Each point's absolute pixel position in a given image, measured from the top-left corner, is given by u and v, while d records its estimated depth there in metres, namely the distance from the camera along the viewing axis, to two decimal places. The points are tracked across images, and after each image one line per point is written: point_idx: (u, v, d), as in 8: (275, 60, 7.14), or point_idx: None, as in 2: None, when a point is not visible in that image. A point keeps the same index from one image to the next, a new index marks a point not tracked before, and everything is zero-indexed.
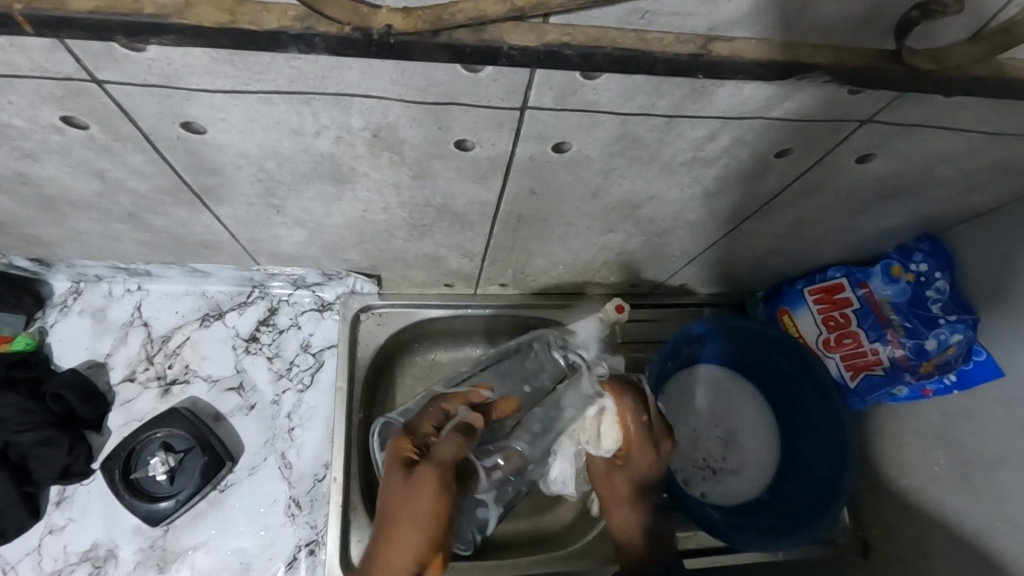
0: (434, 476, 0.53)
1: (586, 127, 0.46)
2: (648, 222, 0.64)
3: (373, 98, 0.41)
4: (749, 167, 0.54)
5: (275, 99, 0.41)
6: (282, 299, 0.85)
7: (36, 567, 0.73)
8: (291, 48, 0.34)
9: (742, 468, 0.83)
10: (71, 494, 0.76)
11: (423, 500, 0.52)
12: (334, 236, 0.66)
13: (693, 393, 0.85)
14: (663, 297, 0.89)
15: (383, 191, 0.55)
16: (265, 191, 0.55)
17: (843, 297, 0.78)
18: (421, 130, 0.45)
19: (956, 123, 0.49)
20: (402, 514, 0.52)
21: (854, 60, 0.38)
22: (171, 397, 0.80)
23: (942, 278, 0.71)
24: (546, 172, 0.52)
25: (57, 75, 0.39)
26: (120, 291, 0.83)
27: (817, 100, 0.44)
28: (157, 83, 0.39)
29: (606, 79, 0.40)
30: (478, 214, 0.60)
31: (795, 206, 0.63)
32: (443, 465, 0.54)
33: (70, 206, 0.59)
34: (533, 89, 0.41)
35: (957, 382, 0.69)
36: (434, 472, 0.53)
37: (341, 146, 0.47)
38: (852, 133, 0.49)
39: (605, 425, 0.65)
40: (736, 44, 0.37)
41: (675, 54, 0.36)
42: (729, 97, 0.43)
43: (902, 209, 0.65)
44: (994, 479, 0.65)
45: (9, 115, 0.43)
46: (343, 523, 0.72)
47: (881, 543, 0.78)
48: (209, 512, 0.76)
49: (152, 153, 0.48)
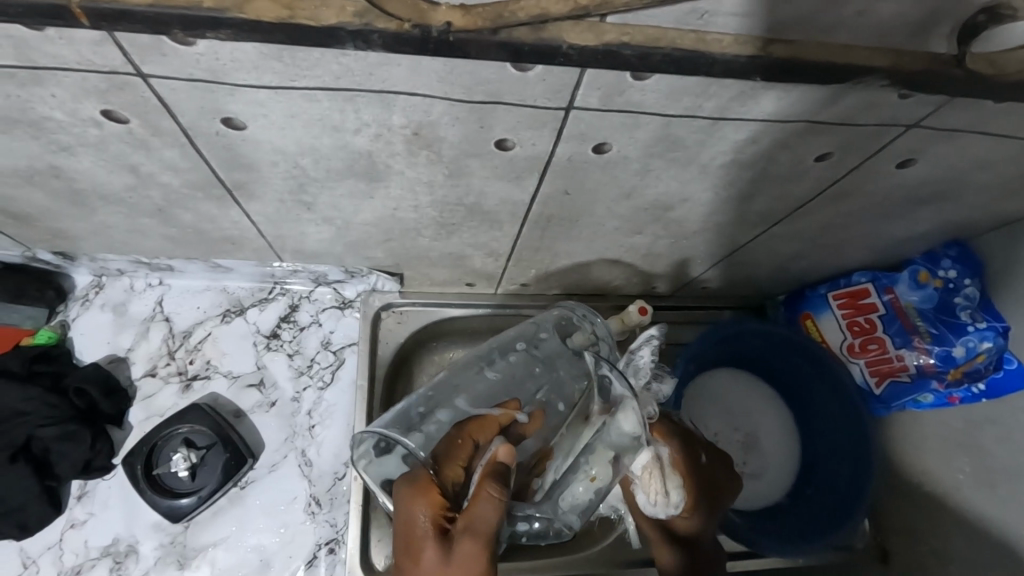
0: (476, 543, 0.46)
1: (628, 128, 0.45)
2: (678, 224, 0.64)
3: (418, 96, 0.41)
4: (787, 170, 0.53)
5: (319, 95, 0.40)
6: (302, 296, 0.85)
7: (57, 562, 0.73)
8: (348, 45, 0.34)
9: (764, 473, 0.81)
10: (91, 489, 0.76)
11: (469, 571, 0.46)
12: (361, 233, 0.66)
13: (713, 396, 0.83)
14: (684, 299, 0.89)
15: (416, 189, 0.55)
16: (297, 187, 0.54)
17: (868, 302, 0.77)
18: (462, 128, 0.45)
19: (1002, 129, 0.48)
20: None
21: (912, 63, 0.38)
22: (191, 393, 0.79)
23: (971, 284, 0.70)
24: (582, 173, 0.52)
25: (102, 69, 0.38)
26: (142, 286, 0.82)
27: (864, 103, 0.43)
28: (202, 78, 0.39)
29: (656, 80, 0.39)
30: (509, 214, 0.60)
31: (828, 210, 0.62)
32: (476, 530, 0.46)
33: (100, 200, 0.59)
34: (581, 89, 0.40)
35: (985, 392, 0.69)
36: (471, 540, 0.46)
37: (379, 143, 0.47)
38: (895, 137, 0.49)
39: (669, 475, 0.60)
40: (793, 46, 0.36)
41: (732, 56, 0.36)
42: (776, 99, 0.42)
43: (935, 214, 0.65)
44: (1020, 488, 0.64)
45: (50, 108, 0.43)
46: (361, 523, 0.71)
47: (902, 549, 0.77)
48: (230, 508, 0.75)
49: (188, 148, 0.48)
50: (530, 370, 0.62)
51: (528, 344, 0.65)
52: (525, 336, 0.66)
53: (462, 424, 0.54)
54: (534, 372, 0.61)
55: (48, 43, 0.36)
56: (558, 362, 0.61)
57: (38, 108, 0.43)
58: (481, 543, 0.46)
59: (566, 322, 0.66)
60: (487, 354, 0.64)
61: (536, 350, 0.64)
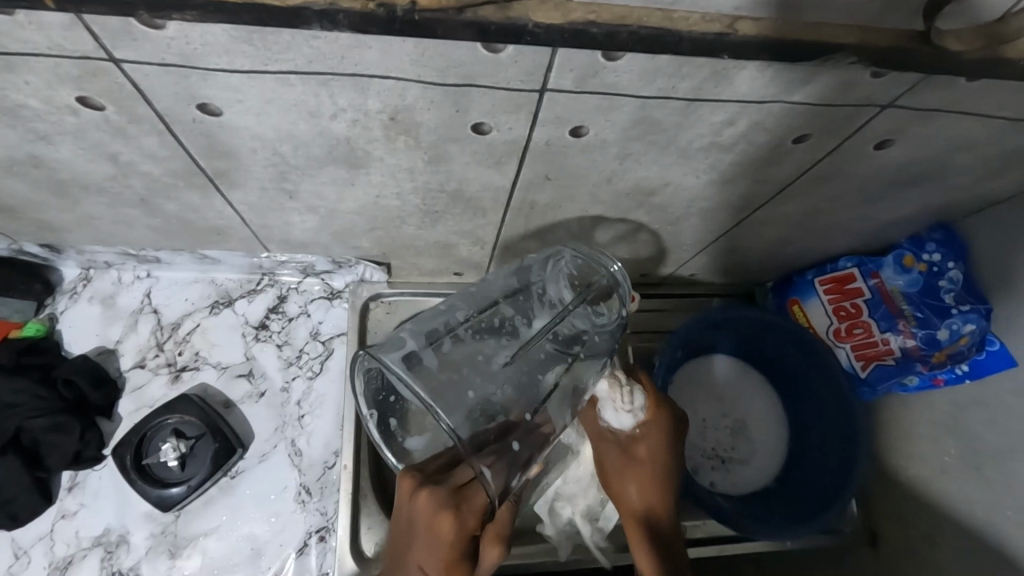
0: None
1: (604, 111, 0.45)
2: (662, 210, 0.64)
3: (392, 79, 0.41)
4: (766, 153, 0.53)
5: (292, 80, 0.41)
6: (290, 287, 0.85)
7: (48, 552, 0.74)
8: (313, 26, 0.34)
9: (750, 458, 0.81)
10: (82, 480, 0.76)
11: None
12: (346, 222, 0.66)
13: (703, 380, 0.83)
14: (673, 286, 0.89)
15: (397, 175, 0.55)
16: (278, 175, 0.55)
17: (854, 286, 0.77)
18: (439, 113, 0.45)
19: (978, 108, 0.48)
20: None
21: (880, 40, 0.38)
22: (181, 383, 0.80)
23: (955, 267, 0.70)
24: (561, 157, 0.52)
25: (74, 54, 0.38)
26: (130, 278, 0.83)
27: (836, 84, 0.44)
28: (174, 63, 0.39)
29: (628, 60, 0.39)
30: (491, 200, 0.60)
31: (809, 194, 0.62)
32: None
33: (82, 190, 0.59)
34: (553, 70, 0.40)
35: (969, 372, 0.68)
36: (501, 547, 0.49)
37: (357, 129, 0.47)
38: (870, 118, 0.49)
39: (619, 412, 0.57)
40: (761, 22, 0.36)
41: (699, 33, 0.36)
42: (750, 79, 0.42)
43: (916, 197, 0.65)
44: (1003, 468, 0.64)
45: (25, 96, 0.43)
46: (351, 511, 0.72)
47: (890, 530, 0.77)
48: (220, 498, 0.76)
49: (166, 136, 0.48)
50: (527, 348, 0.52)
51: (534, 276, 0.57)
52: (520, 293, 0.56)
53: (522, 464, 0.49)
54: (533, 355, 0.51)
55: (17, 28, 0.36)
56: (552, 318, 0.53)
57: (11, 94, 0.43)
58: None
59: (585, 264, 0.55)
60: (477, 317, 0.54)
61: (531, 320, 0.54)
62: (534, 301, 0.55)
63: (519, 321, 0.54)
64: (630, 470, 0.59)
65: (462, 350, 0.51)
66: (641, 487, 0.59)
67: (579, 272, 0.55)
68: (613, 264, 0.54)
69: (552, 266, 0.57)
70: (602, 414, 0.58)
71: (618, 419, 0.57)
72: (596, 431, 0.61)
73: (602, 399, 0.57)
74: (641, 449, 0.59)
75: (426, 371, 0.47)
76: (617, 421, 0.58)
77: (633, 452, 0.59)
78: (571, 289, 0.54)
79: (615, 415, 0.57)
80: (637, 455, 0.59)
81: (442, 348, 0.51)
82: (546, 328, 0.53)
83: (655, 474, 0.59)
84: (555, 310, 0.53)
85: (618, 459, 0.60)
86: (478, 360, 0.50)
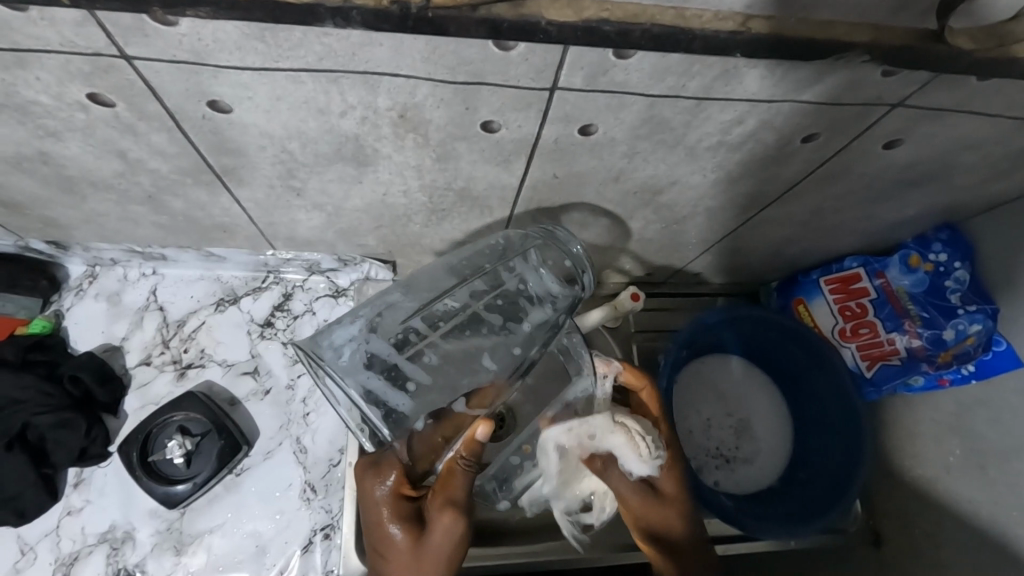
0: (449, 511, 0.53)
1: (614, 109, 0.45)
2: (668, 209, 0.64)
3: (403, 77, 0.41)
4: (774, 152, 0.53)
5: (303, 77, 0.41)
6: (296, 285, 0.85)
7: (54, 548, 0.74)
8: (326, 23, 0.34)
9: (755, 458, 0.81)
10: (88, 476, 0.76)
11: (443, 533, 0.53)
12: (352, 220, 0.66)
13: (707, 380, 0.83)
14: (678, 285, 0.89)
15: (405, 173, 0.55)
16: (286, 172, 0.55)
17: (860, 286, 0.77)
18: (447, 110, 0.45)
19: (988, 108, 0.48)
20: (420, 564, 0.53)
21: (892, 39, 0.38)
22: (187, 380, 0.80)
23: (961, 267, 0.70)
24: (569, 156, 0.52)
25: (86, 51, 0.38)
26: (136, 275, 0.83)
27: (845, 83, 0.44)
28: (186, 59, 0.39)
29: (639, 58, 0.39)
30: (498, 198, 0.60)
31: (816, 193, 0.62)
32: (450, 499, 0.53)
33: (90, 186, 0.59)
34: (564, 68, 0.40)
35: (976, 372, 0.68)
36: (453, 514, 0.53)
37: (366, 127, 0.47)
38: (880, 117, 0.49)
39: (638, 458, 0.59)
40: (773, 21, 0.36)
41: (712, 31, 0.36)
42: (760, 78, 0.42)
43: (923, 198, 0.65)
44: (1008, 467, 0.64)
45: (36, 92, 0.43)
46: (356, 508, 0.72)
47: (893, 529, 0.77)
48: (225, 495, 0.76)
49: (175, 132, 0.48)
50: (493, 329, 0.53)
51: (497, 260, 0.58)
52: (487, 276, 0.56)
53: (439, 417, 0.51)
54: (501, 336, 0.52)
55: (29, 25, 0.36)
56: (519, 299, 0.55)
57: (23, 91, 0.43)
58: (454, 516, 0.53)
59: (549, 239, 0.58)
60: (441, 303, 0.54)
61: (500, 303, 0.54)
62: (500, 282, 0.56)
63: (487, 304, 0.54)
64: (663, 509, 0.61)
65: (430, 341, 0.51)
66: (674, 524, 0.61)
67: (540, 248, 0.57)
68: (575, 245, 0.58)
69: (514, 251, 0.58)
70: (624, 463, 0.60)
71: (638, 466, 0.60)
72: (617, 487, 0.61)
73: (622, 451, 0.59)
74: (667, 484, 0.61)
75: (404, 383, 0.49)
76: (638, 469, 0.60)
77: (659, 492, 0.61)
78: (533, 266, 0.57)
79: (634, 463, 0.60)
80: (664, 493, 0.61)
81: (411, 352, 0.51)
82: (514, 306, 0.54)
83: (683, 507, 0.62)
84: (518, 292, 0.55)
85: (648, 505, 0.60)
86: (450, 346, 0.51)
